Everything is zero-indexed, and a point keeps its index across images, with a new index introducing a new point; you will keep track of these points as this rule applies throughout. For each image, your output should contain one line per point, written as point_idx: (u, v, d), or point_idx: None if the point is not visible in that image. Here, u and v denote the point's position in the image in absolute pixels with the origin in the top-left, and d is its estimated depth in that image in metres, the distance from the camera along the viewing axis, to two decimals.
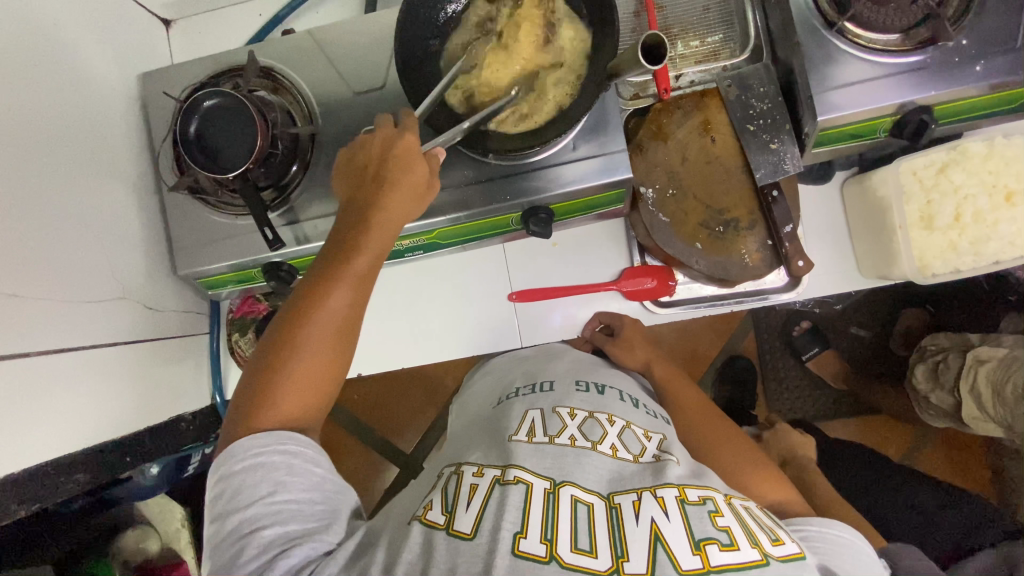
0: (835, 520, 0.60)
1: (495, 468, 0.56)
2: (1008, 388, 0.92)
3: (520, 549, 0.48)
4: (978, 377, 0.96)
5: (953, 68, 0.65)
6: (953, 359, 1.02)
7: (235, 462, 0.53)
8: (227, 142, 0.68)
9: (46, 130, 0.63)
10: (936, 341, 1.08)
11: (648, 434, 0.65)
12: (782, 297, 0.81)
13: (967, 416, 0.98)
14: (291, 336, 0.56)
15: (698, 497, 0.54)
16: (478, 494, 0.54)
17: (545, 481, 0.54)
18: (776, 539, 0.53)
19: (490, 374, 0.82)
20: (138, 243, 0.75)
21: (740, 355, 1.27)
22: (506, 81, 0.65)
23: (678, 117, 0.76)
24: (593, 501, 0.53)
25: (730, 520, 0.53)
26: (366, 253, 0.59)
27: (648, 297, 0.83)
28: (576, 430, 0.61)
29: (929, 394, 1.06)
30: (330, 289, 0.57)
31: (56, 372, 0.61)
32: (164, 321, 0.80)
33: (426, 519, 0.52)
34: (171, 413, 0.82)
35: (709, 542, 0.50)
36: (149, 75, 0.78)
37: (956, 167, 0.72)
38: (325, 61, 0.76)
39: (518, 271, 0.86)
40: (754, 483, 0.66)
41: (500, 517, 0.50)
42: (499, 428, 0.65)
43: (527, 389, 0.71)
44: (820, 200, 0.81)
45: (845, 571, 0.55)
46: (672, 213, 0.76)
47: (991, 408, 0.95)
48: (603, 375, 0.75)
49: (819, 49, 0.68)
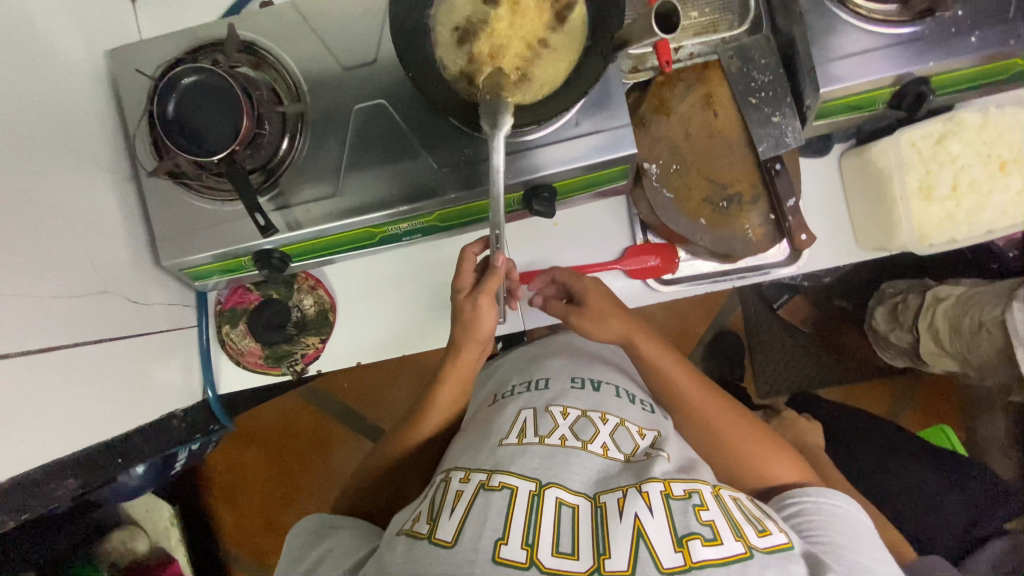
0: (831, 491, 0.63)
1: (481, 473, 0.59)
2: (965, 323, 0.95)
3: (501, 556, 0.50)
4: (936, 316, 0.98)
5: (950, 39, 0.66)
6: (911, 300, 1.05)
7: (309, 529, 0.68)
8: (210, 125, 0.65)
9: (11, 114, 0.58)
10: (896, 285, 1.12)
11: (642, 431, 0.68)
12: (782, 271, 0.79)
13: (925, 352, 1.01)
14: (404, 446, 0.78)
15: (682, 491, 0.57)
16: (462, 501, 0.56)
17: (530, 483, 0.56)
18: (763, 530, 0.55)
19: (496, 373, 0.86)
20: (118, 234, 0.70)
21: (728, 330, 1.38)
22: (510, 49, 0.64)
23: (680, 90, 0.74)
24: (578, 503, 0.56)
25: (715, 514, 0.55)
26: (454, 385, 0.76)
27: (650, 275, 0.80)
28: (568, 430, 0.64)
29: (890, 333, 1.10)
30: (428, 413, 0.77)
31: (40, 377, 0.58)
32: (153, 316, 0.76)
33: (412, 531, 0.56)
34: (163, 411, 0.78)
35: (692, 538, 0.52)
36: (120, 51, 0.72)
37: (954, 137, 0.71)
38: (311, 33, 0.72)
39: (520, 252, 0.83)
40: (766, 466, 0.69)
41: (482, 524, 0.53)
42: (490, 428, 0.67)
43: (523, 387, 0.75)
44: (820, 174, 0.80)
45: (836, 539, 0.58)
46: (676, 189, 0.74)
47: (948, 342, 0.97)
48: (599, 370, 0.77)
49: (820, 19, 0.68)
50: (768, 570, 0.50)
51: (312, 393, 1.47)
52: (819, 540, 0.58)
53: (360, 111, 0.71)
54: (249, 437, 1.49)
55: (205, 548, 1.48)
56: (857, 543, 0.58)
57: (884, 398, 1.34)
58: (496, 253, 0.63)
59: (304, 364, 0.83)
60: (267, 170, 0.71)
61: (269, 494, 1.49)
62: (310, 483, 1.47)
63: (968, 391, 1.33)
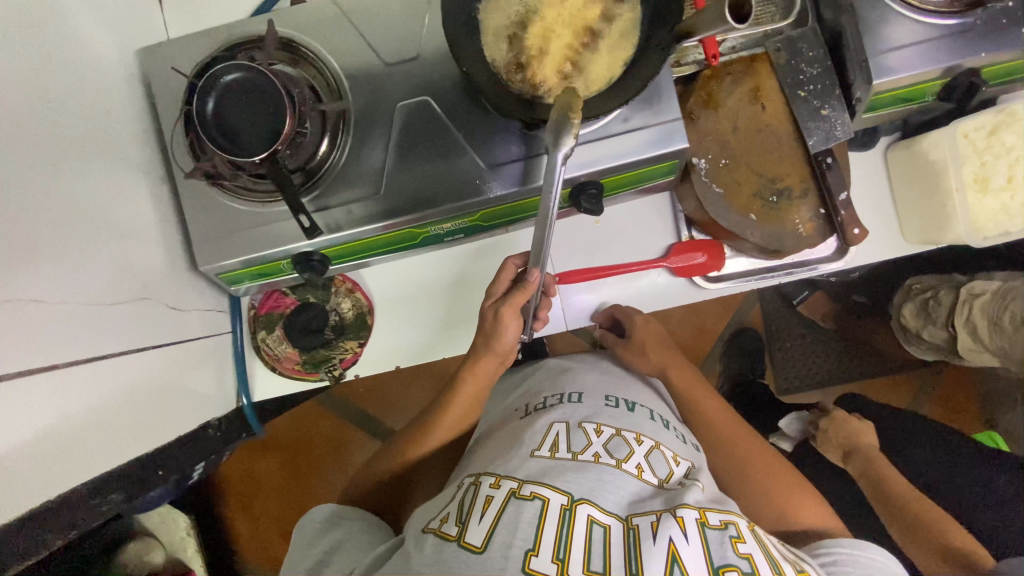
0: (867, 541, 0.61)
1: (512, 480, 0.57)
2: (1006, 318, 0.94)
3: (531, 567, 0.48)
4: (973, 311, 0.99)
5: (1002, 30, 0.66)
6: (943, 296, 1.05)
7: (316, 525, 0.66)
8: (252, 125, 0.64)
9: (50, 114, 0.55)
10: (923, 282, 1.12)
11: (677, 458, 0.66)
12: (829, 266, 0.78)
13: (962, 347, 1.02)
14: (413, 452, 0.76)
15: (718, 521, 0.56)
16: (493, 507, 0.54)
17: (562, 497, 0.54)
18: (800, 570, 0.55)
19: (519, 382, 0.85)
20: (155, 239, 0.68)
21: (748, 326, 1.37)
22: (558, 45, 0.63)
23: (728, 83, 0.73)
24: (610, 522, 0.54)
25: (752, 547, 0.54)
26: (473, 387, 0.75)
27: (697, 272, 0.78)
28: (601, 448, 0.62)
29: (922, 330, 1.10)
30: (441, 420, 0.76)
31: (85, 387, 0.56)
32: (190, 322, 0.73)
33: (440, 532, 0.53)
34: (198, 421, 0.75)
35: (729, 569, 0.51)
36: (154, 49, 0.70)
37: (1008, 128, 0.69)
38: (351, 28, 0.70)
39: (560, 250, 0.81)
40: (792, 506, 0.66)
41: (513, 533, 0.51)
42: (520, 439, 0.65)
43: (554, 399, 0.72)
44: (865, 168, 0.79)
45: None
46: (725, 183, 0.72)
47: (988, 339, 0.98)
48: (632, 389, 0.75)
49: (873, 9, 0.67)
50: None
51: (329, 398, 1.45)
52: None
53: (405, 107, 0.69)
54: (265, 443, 1.46)
55: (223, 558, 1.46)
56: None
57: (905, 394, 1.34)
58: (530, 269, 0.64)
59: (342, 369, 0.82)
60: (307, 171, 0.69)
61: (284, 501, 1.46)
62: (326, 489, 1.44)
63: (989, 384, 1.33)
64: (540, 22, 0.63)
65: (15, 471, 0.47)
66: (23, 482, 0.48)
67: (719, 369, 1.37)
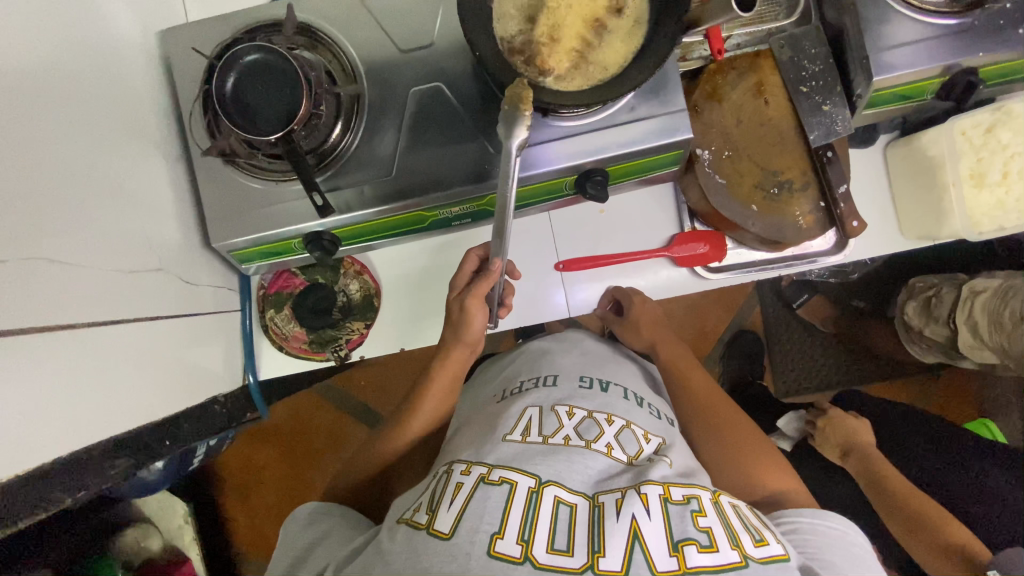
0: (826, 511, 0.63)
1: (482, 466, 0.57)
2: (1006, 314, 0.94)
3: (496, 550, 0.49)
4: (974, 309, 0.99)
5: (999, 31, 0.68)
6: (945, 293, 1.06)
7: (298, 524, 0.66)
8: (270, 105, 0.66)
9: (73, 86, 0.57)
10: (926, 279, 1.12)
11: (648, 436, 0.67)
12: (829, 260, 0.79)
13: (963, 344, 1.02)
14: (392, 443, 0.77)
15: (682, 496, 0.56)
16: (462, 492, 0.54)
17: (529, 480, 0.55)
18: (759, 540, 0.55)
19: (501, 364, 0.86)
20: (171, 214, 0.69)
21: (748, 329, 1.38)
22: (569, 33, 0.65)
23: (732, 78, 0.74)
24: (576, 501, 0.55)
25: (712, 520, 0.55)
26: (446, 379, 0.77)
27: (698, 262, 0.80)
28: (572, 430, 0.63)
29: (924, 328, 1.10)
30: (418, 408, 0.77)
31: (97, 350, 0.57)
32: (202, 298, 0.75)
33: (411, 520, 0.54)
34: (205, 395, 0.76)
35: (688, 543, 0.52)
36: (177, 31, 0.72)
37: (1004, 127, 0.70)
38: (368, 16, 0.72)
39: (565, 238, 0.83)
40: (762, 475, 0.67)
41: (480, 517, 0.51)
42: (495, 424, 0.66)
43: (531, 383, 0.73)
44: (865, 165, 0.81)
45: (830, 562, 0.58)
46: (728, 175, 0.74)
47: (988, 335, 0.97)
48: (609, 370, 0.76)
49: (875, 8, 0.69)
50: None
51: (328, 390, 1.45)
52: (813, 558, 0.58)
53: (417, 93, 0.71)
54: (265, 434, 1.47)
55: (221, 546, 1.46)
56: (848, 567, 0.58)
57: (903, 396, 1.35)
58: (494, 261, 0.63)
59: (348, 350, 0.83)
60: (321, 153, 0.70)
61: (283, 492, 1.47)
62: (323, 479, 1.45)
63: (986, 389, 1.34)
64: (550, 10, 0.65)
65: (29, 423, 0.48)
66: (38, 435, 0.50)
67: (718, 369, 1.38)
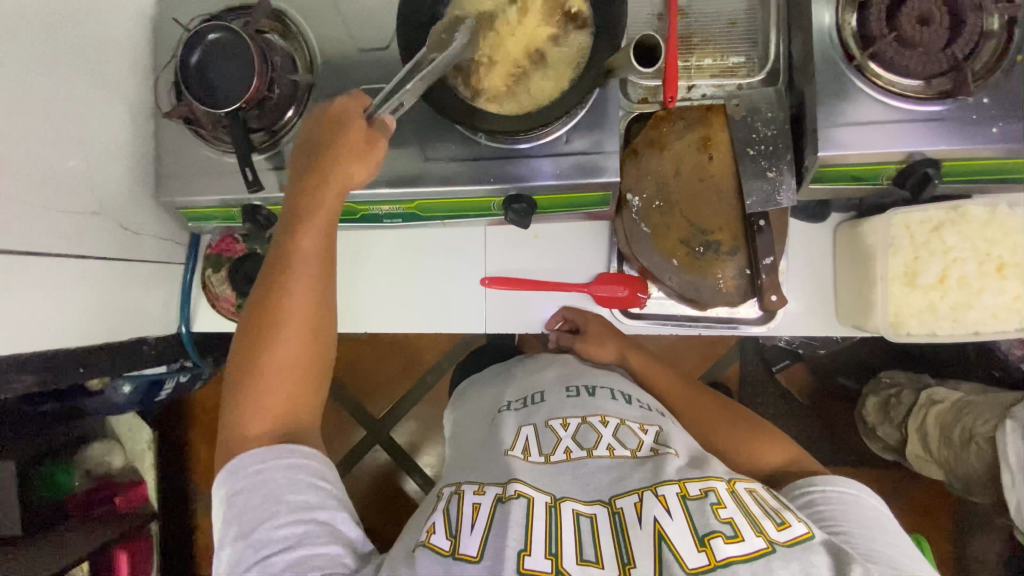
0: (842, 478, 0.63)
1: (496, 485, 0.59)
2: (956, 431, 0.88)
3: (526, 567, 0.51)
4: (928, 417, 0.92)
5: (969, 125, 0.63)
6: (905, 395, 0.98)
7: (239, 481, 0.58)
8: (224, 79, 0.70)
9: (44, 35, 0.63)
10: (891, 375, 1.03)
11: (644, 427, 0.66)
12: (753, 329, 0.79)
13: (910, 453, 0.95)
14: (268, 326, 0.62)
15: (699, 491, 0.56)
16: (481, 514, 0.56)
17: (545, 495, 0.57)
18: (781, 522, 0.55)
19: (496, 377, 0.80)
20: (124, 164, 0.75)
21: (721, 383, 1.25)
22: (510, 53, 0.65)
23: (679, 127, 0.74)
24: (595, 511, 0.56)
25: (732, 511, 0.55)
26: (305, 279, 0.63)
27: (618, 305, 0.82)
28: (570, 441, 0.63)
29: (877, 427, 1.03)
30: (290, 270, 0.63)
31: (17, 275, 0.62)
32: (142, 246, 0.81)
33: (431, 543, 0.54)
34: (133, 335, 0.82)
35: (714, 536, 0.52)
36: (167, 1, 0.78)
37: (952, 228, 0.69)
38: (337, 14, 0.76)
39: (497, 255, 0.84)
40: (755, 450, 0.71)
41: (505, 534, 0.53)
42: (491, 443, 0.65)
43: (518, 403, 0.71)
44: (810, 240, 0.78)
45: (846, 528, 0.58)
46: (655, 225, 0.74)
47: (937, 449, 0.91)
48: (595, 377, 0.75)
49: (834, 82, 0.66)
50: (791, 565, 0.51)
51: None
52: (831, 528, 0.59)
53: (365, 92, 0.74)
54: None
55: (174, 479, 1.54)
56: (869, 531, 0.58)
57: (872, 490, 1.22)
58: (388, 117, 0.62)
59: None
60: (271, 131, 0.75)
61: None
62: None
63: None
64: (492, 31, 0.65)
65: None
66: None
67: None
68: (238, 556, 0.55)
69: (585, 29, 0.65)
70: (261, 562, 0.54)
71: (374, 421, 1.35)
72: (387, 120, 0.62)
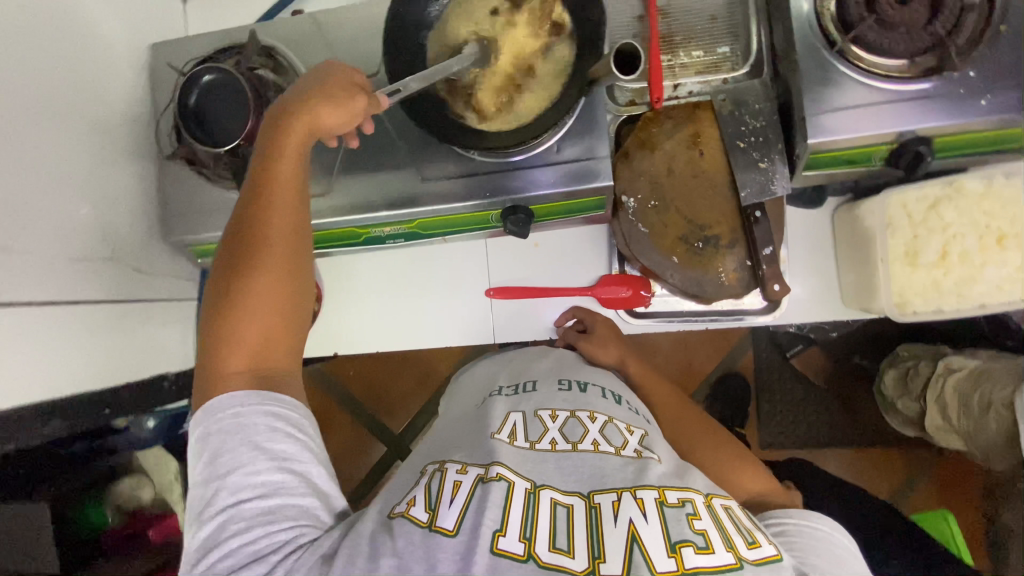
0: (814, 512, 0.63)
1: (479, 466, 0.59)
2: (974, 398, 0.88)
3: (500, 547, 0.51)
4: (945, 388, 0.91)
5: (957, 100, 0.63)
6: (923, 366, 0.98)
7: (214, 422, 0.57)
8: (223, 119, 0.72)
9: (47, 94, 0.66)
10: (909, 349, 1.03)
11: (630, 428, 0.67)
12: (759, 319, 0.79)
13: (930, 424, 0.94)
14: (244, 268, 0.60)
15: (677, 499, 0.57)
16: (461, 492, 0.56)
17: (525, 482, 0.57)
18: (753, 542, 0.55)
19: (480, 373, 0.83)
20: (133, 210, 0.78)
21: (735, 373, 1.24)
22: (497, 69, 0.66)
23: (668, 127, 0.75)
24: (573, 502, 0.56)
25: (707, 523, 0.55)
26: (285, 221, 0.62)
27: (622, 304, 0.83)
28: (557, 433, 0.64)
29: (896, 400, 1.02)
30: (268, 212, 0.62)
31: (38, 324, 0.65)
32: (155, 285, 0.84)
33: (409, 514, 0.54)
34: (153, 372, 0.84)
35: (685, 545, 0.52)
36: (160, 47, 0.81)
37: (949, 203, 0.69)
38: (325, 46, 0.78)
39: (499, 266, 0.86)
40: (733, 476, 0.70)
41: (481, 514, 0.53)
42: (481, 424, 0.67)
43: (509, 389, 0.73)
44: (811, 225, 0.79)
45: (815, 563, 0.57)
46: (652, 224, 0.75)
47: (956, 418, 0.90)
48: (585, 373, 0.76)
49: (818, 68, 0.66)
50: None
51: (320, 374, 1.39)
52: (801, 560, 0.58)
53: None
54: None
55: None
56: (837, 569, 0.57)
57: (898, 469, 1.20)
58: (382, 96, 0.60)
59: None
60: None
61: None
62: None
63: None
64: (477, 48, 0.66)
65: None
66: None
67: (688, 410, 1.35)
68: (211, 502, 0.55)
69: (567, 41, 0.66)
70: (235, 508, 0.54)
71: (393, 436, 1.36)
72: (380, 101, 0.60)
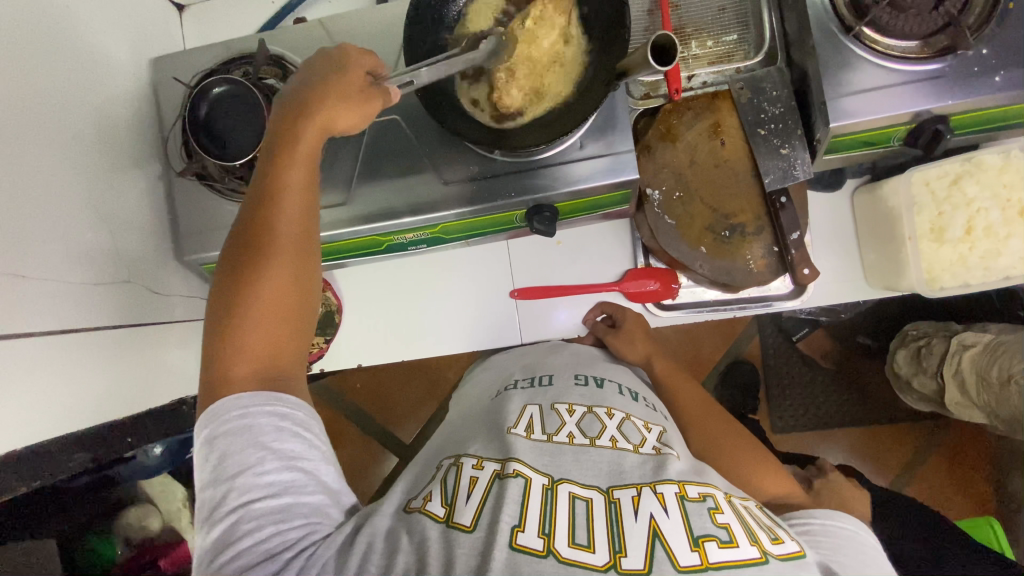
0: (838, 511, 0.62)
1: (495, 462, 0.58)
2: (993, 373, 0.89)
3: (518, 543, 0.49)
4: (962, 364, 0.94)
5: (971, 78, 0.64)
6: (936, 345, 1.00)
7: (219, 425, 0.53)
8: (235, 131, 0.70)
9: (53, 114, 0.64)
10: (919, 327, 1.06)
11: (648, 426, 0.67)
12: (786, 304, 0.81)
13: (950, 402, 0.97)
14: (249, 259, 0.56)
15: (698, 494, 0.56)
16: (478, 487, 0.55)
17: (544, 477, 0.56)
18: (775, 538, 0.54)
19: (490, 369, 0.83)
20: (145, 228, 0.76)
21: (746, 359, 1.26)
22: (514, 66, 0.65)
23: (689, 117, 0.76)
24: (591, 496, 0.55)
25: (730, 517, 0.55)
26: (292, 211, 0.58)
27: (651, 299, 0.84)
28: (575, 427, 0.63)
29: (912, 379, 1.05)
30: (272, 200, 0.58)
31: (58, 355, 0.62)
32: (172, 307, 0.81)
33: (426, 510, 0.55)
34: (171, 398, 0.82)
35: (708, 539, 0.51)
36: (162, 61, 0.79)
37: (971, 178, 0.71)
38: None
39: (522, 267, 0.86)
40: (758, 477, 0.67)
41: (498, 511, 0.52)
42: (497, 419, 0.66)
43: (526, 381, 0.73)
44: (830, 208, 0.81)
45: (845, 562, 0.56)
46: (679, 216, 0.76)
47: (976, 393, 0.93)
48: (601, 368, 0.76)
49: (834, 53, 0.67)
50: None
51: (324, 388, 1.36)
52: (826, 558, 0.56)
53: (375, 125, 0.73)
54: None
55: None
56: (865, 567, 0.56)
57: (906, 443, 1.22)
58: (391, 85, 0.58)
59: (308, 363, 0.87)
60: None
61: None
62: None
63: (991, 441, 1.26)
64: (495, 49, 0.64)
65: None
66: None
67: None
68: (216, 503, 0.52)
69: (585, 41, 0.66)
70: (241, 508, 0.51)
71: (404, 446, 1.34)
72: (389, 90, 0.59)
